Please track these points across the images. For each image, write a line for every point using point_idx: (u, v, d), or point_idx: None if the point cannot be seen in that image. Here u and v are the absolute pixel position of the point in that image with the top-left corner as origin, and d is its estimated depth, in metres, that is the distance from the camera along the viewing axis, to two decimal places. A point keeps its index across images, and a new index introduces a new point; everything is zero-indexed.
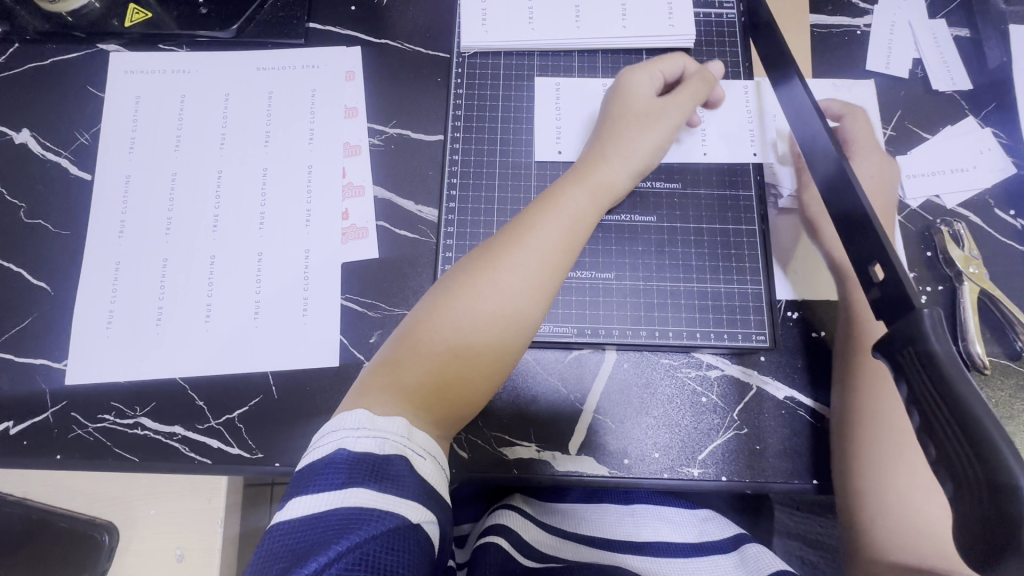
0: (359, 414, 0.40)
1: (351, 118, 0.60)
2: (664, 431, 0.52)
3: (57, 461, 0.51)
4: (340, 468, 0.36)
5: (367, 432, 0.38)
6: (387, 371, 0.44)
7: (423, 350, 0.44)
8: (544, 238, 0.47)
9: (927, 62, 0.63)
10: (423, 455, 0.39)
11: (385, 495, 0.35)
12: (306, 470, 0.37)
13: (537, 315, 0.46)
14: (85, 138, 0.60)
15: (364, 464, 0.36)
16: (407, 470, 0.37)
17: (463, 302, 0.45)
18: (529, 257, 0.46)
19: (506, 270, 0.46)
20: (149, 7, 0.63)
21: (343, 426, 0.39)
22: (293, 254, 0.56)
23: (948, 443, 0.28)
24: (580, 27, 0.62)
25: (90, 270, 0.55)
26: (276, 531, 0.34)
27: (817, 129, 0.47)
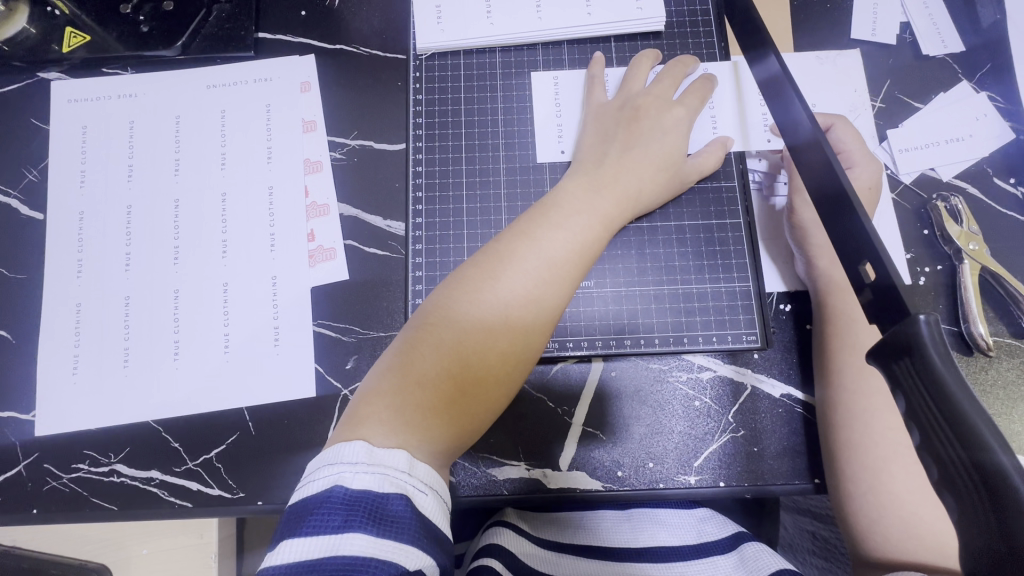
0: (357, 445, 0.37)
1: (310, 132, 0.57)
2: (658, 440, 0.50)
3: (34, 516, 0.50)
4: (337, 509, 0.34)
5: (366, 467, 0.36)
6: (384, 393, 0.41)
7: (424, 372, 0.41)
8: (553, 252, 0.45)
9: (915, 26, 0.59)
10: (426, 490, 0.37)
11: (384, 541, 0.33)
12: (300, 505, 0.35)
13: (541, 343, 0.44)
14: (34, 175, 0.57)
15: (363, 504, 0.34)
16: (408, 510, 0.35)
17: (468, 321, 0.43)
18: (541, 279, 0.44)
19: (519, 292, 0.43)
20: (88, 29, 0.59)
21: (340, 460, 0.36)
22: (259, 282, 0.54)
23: (949, 458, 0.26)
24: (542, 18, 0.58)
25: (50, 314, 0.53)
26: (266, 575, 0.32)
27: (794, 114, 0.44)
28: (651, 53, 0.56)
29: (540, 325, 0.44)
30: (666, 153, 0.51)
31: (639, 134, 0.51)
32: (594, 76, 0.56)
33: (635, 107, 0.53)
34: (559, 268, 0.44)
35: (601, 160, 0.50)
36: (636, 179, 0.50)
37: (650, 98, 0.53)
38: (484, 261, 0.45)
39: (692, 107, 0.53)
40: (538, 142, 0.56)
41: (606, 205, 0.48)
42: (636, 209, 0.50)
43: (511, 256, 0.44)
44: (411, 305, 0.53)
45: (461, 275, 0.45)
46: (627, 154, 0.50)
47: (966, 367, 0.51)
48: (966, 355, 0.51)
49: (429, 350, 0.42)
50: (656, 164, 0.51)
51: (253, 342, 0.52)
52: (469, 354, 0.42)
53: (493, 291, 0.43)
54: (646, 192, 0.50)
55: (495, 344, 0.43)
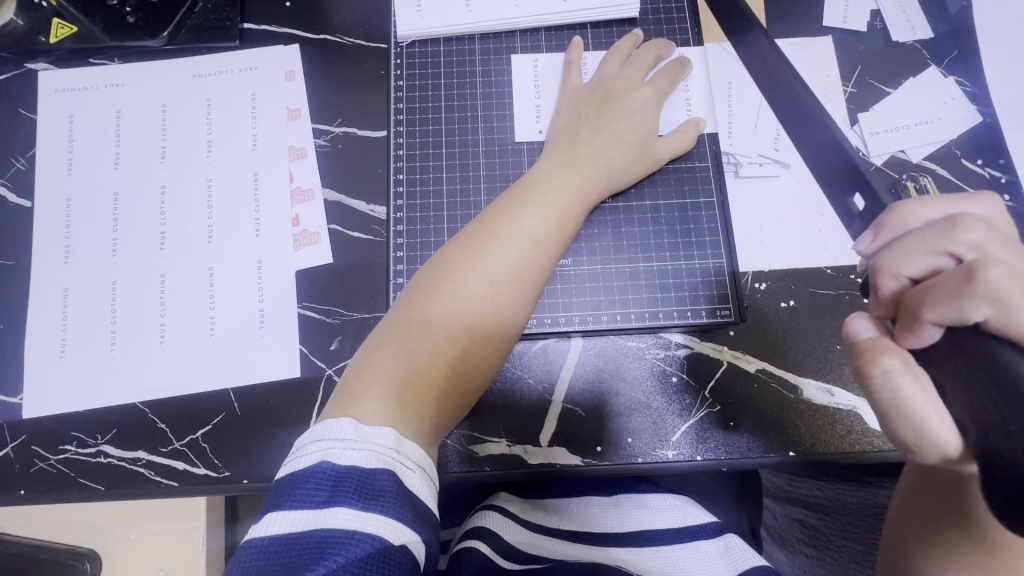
0: (345, 423, 0.38)
1: (294, 119, 0.58)
2: (637, 416, 0.51)
3: (21, 496, 0.50)
4: (323, 484, 0.35)
5: (353, 444, 0.37)
6: (372, 373, 0.41)
7: (413, 351, 0.42)
8: (534, 229, 0.46)
9: (886, 13, 0.60)
10: (413, 468, 0.38)
11: (368, 515, 0.34)
12: (286, 481, 0.36)
13: (524, 317, 0.46)
14: (22, 163, 0.58)
15: (349, 480, 0.35)
16: (394, 485, 0.36)
17: (452, 299, 0.44)
18: (523, 255, 0.45)
19: (502, 268, 0.44)
20: (75, 20, 0.60)
21: (328, 436, 0.37)
22: (244, 265, 0.54)
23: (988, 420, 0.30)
24: (521, 6, 0.59)
25: (37, 301, 0.54)
26: (250, 547, 0.33)
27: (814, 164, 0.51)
28: (628, 39, 0.58)
29: (523, 302, 0.45)
30: (637, 133, 0.53)
31: (611, 114, 0.52)
32: (571, 60, 0.58)
33: (607, 89, 0.54)
34: (540, 244, 0.46)
35: (574, 140, 0.52)
36: (610, 158, 0.51)
37: (621, 80, 0.55)
38: (467, 243, 0.46)
39: (662, 87, 0.55)
40: (516, 125, 0.57)
41: (582, 181, 0.49)
42: (612, 185, 0.52)
43: (494, 236, 0.45)
44: (393, 285, 0.54)
45: (443, 256, 0.46)
46: (601, 134, 0.51)
47: None
48: None
49: (416, 330, 0.43)
50: (630, 146, 0.52)
51: (239, 324, 0.53)
52: (454, 331, 0.43)
53: (476, 268, 0.44)
54: (619, 170, 0.52)
55: (479, 321, 0.44)
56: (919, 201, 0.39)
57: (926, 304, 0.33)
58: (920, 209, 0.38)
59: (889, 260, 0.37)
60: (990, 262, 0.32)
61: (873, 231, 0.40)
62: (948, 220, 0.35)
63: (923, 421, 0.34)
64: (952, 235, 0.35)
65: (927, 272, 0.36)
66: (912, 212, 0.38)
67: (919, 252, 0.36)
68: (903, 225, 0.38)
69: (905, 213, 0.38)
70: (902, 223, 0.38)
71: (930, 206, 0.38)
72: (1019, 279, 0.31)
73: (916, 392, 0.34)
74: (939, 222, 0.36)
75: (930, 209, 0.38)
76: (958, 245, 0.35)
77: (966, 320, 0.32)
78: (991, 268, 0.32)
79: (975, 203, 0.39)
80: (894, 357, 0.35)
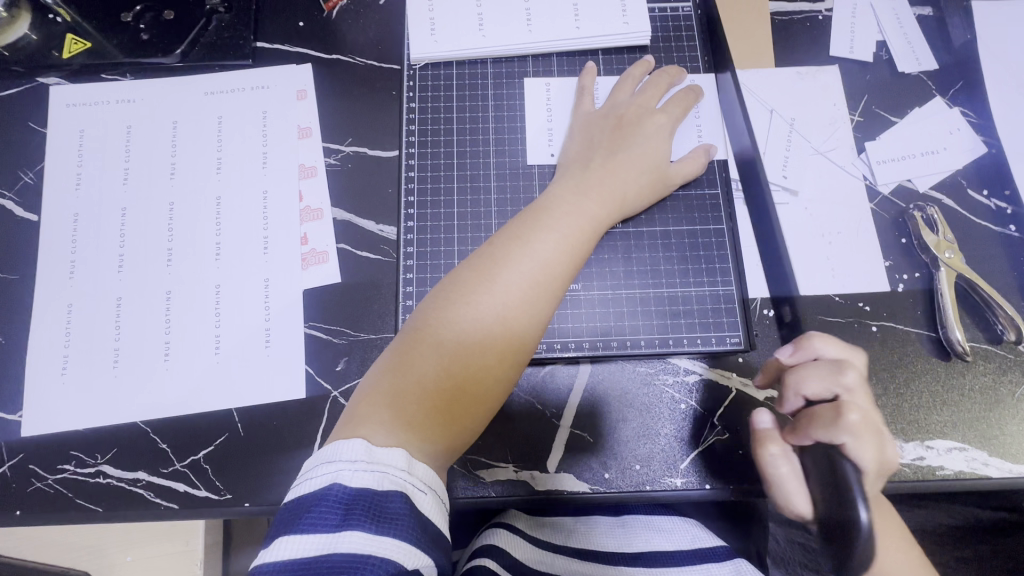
0: (356, 444, 0.37)
1: (305, 138, 0.58)
2: (645, 442, 0.50)
3: (16, 517, 0.49)
4: (336, 507, 0.34)
5: (365, 466, 0.36)
6: (383, 394, 0.41)
7: (424, 374, 0.42)
8: (548, 253, 0.46)
9: (892, 45, 0.61)
10: (424, 489, 0.38)
11: (382, 538, 0.34)
12: (296, 503, 0.35)
13: (537, 342, 0.46)
14: (30, 177, 0.58)
15: (362, 503, 0.34)
16: (407, 507, 0.36)
17: (464, 322, 0.43)
18: (536, 279, 0.45)
19: (515, 293, 0.44)
20: (89, 36, 0.61)
21: (340, 458, 0.36)
22: (251, 283, 0.54)
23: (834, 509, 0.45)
24: (532, 31, 0.60)
25: (41, 316, 0.53)
26: (261, 572, 0.33)
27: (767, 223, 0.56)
28: (640, 66, 0.58)
29: (536, 326, 0.45)
30: (649, 158, 0.53)
31: (624, 141, 0.53)
32: (585, 86, 0.58)
33: (619, 116, 0.55)
34: (553, 269, 0.46)
35: (588, 165, 0.52)
36: (623, 183, 0.51)
37: (636, 108, 0.55)
38: (480, 264, 0.46)
39: (674, 116, 0.55)
40: (528, 147, 0.58)
41: (595, 206, 0.49)
42: (625, 209, 0.52)
43: (507, 259, 0.45)
44: (402, 307, 0.54)
45: (456, 277, 0.46)
46: (614, 159, 0.52)
47: (947, 372, 0.52)
48: (943, 360, 0.52)
49: (428, 352, 0.43)
50: (642, 171, 0.52)
51: (245, 343, 0.52)
52: (465, 355, 0.43)
53: (489, 291, 0.44)
54: (632, 195, 0.52)
55: (491, 345, 0.43)
56: (829, 340, 0.49)
57: (812, 426, 0.47)
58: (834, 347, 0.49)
59: (793, 380, 0.48)
60: (851, 410, 0.46)
61: (791, 347, 0.50)
62: (836, 363, 0.48)
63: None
64: (840, 377, 0.47)
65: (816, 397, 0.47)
66: (819, 344, 0.49)
67: (820, 380, 0.47)
68: (811, 353, 0.49)
69: (814, 346, 0.49)
70: (809, 353, 0.49)
71: (830, 344, 0.49)
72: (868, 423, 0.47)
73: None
74: (833, 363, 0.48)
75: (833, 346, 0.49)
76: (841, 386, 0.47)
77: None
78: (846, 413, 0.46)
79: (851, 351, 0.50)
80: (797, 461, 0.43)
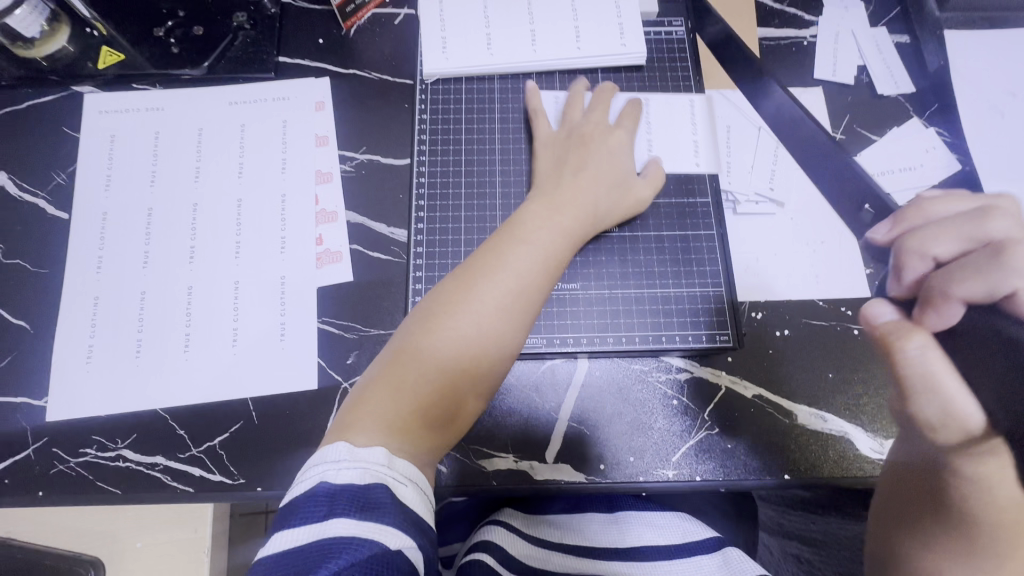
0: (341, 446, 0.40)
1: (322, 146, 0.62)
2: (639, 435, 0.53)
3: (38, 498, 0.52)
4: (319, 501, 0.37)
5: (347, 464, 0.39)
6: (369, 400, 0.44)
7: (407, 380, 0.45)
8: (523, 266, 0.49)
9: (872, 68, 0.66)
10: (406, 482, 0.40)
11: (366, 522, 0.36)
12: (289, 505, 0.38)
13: (514, 349, 0.49)
14: (62, 178, 0.61)
15: (344, 495, 0.37)
16: (388, 497, 0.38)
17: (445, 331, 0.46)
18: (511, 290, 0.48)
19: (491, 302, 0.47)
20: (123, 49, 0.65)
21: (324, 460, 0.39)
22: (267, 280, 0.57)
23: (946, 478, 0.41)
24: (536, 51, 0.64)
25: (69, 308, 0.56)
26: (257, 566, 0.35)
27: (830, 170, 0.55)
28: (606, 86, 0.62)
29: (513, 334, 0.48)
30: (616, 171, 0.57)
31: (589, 156, 0.57)
32: (575, 93, 0.62)
33: (581, 135, 0.59)
34: (528, 280, 0.49)
35: (558, 181, 0.56)
36: (591, 197, 0.55)
37: (592, 126, 0.59)
38: (461, 278, 0.49)
39: (629, 128, 0.60)
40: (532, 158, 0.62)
41: (568, 221, 0.53)
42: (596, 220, 0.55)
43: (485, 273, 0.49)
44: (411, 303, 0.57)
45: (437, 290, 0.49)
46: (579, 175, 0.56)
47: None
48: None
49: (412, 361, 0.45)
50: (609, 186, 0.56)
51: (261, 335, 0.56)
52: (445, 363, 0.46)
53: (467, 302, 0.47)
54: (602, 207, 0.55)
55: (470, 354, 0.46)
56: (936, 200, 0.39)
57: (955, 281, 0.33)
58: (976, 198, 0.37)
59: (920, 244, 0.37)
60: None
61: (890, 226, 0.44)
62: (977, 210, 0.35)
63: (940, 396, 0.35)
64: (980, 223, 0.34)
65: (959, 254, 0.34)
66: (934, 207, 0.38)
67: (953, 237, 0.35)
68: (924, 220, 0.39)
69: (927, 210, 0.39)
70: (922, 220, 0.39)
71: (953, 202, 0.38)
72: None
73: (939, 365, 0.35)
74: (962, 216, 0.36)
75: (951, 205, 0.38)
76: (985, 233, 0.33)
77: (993, 296, 0.31)
78: (1017, 252, 0.31)
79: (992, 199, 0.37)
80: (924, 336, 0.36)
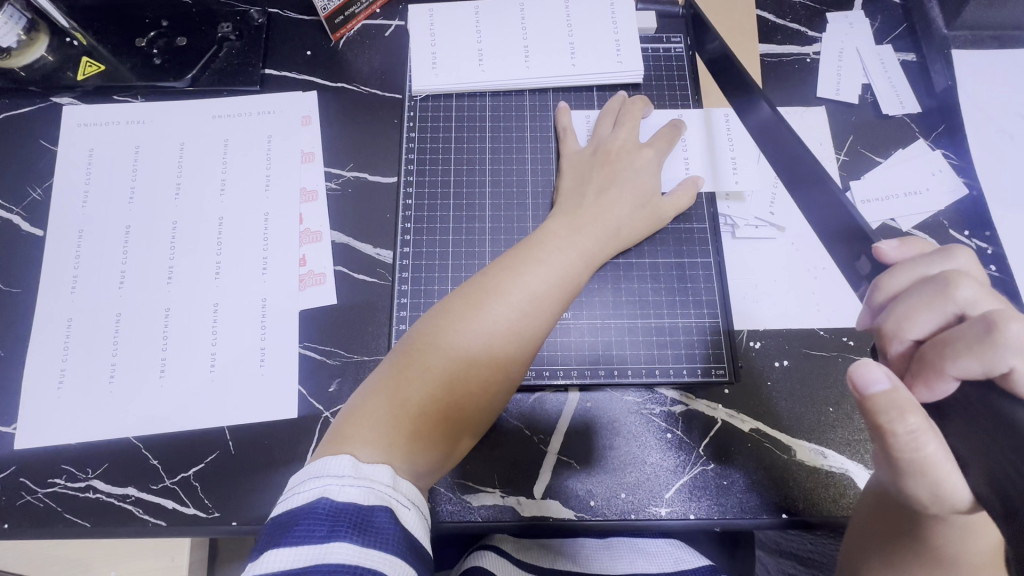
0: (344, 460, 0.38)
1: (308, 163, 0.60)
2: (632, 470, 0.51)
3: (4, 530, 0.50)
4: (321, 520, 0.35)
5: (351, 481, 0.37)
6: (369, 414, 0.42)
7: (411, 397, 0.43)
8: (538, 286, 0.47)
9: (876, 88, 0.64)
10: (409, 505, 0.38)
11: (368, 550, 0.34)
12: (283, 518, 0.36)
13: (521, 373, 0.47)
14: (38, 194, 0.59)
15: (347, 515, 0.35)
16: (393, 522, 0.36)
17: (455, 349, 0.44)
18: (525, 310, 0.46)
19: (503, 323, 0.45)
20: (104, 60, 0.63)
21: (326, 473, 0.37)
22: (248, 302, 0.55)
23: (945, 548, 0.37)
24: (530, 66, 0.62)
25: (41, 329, 0.54)
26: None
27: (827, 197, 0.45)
28: (616, 99, 0.61)
29: (522, 358, 0.46)
30: (641, 191, 0.55)
31: (615, 175, 0.55)
32: (615, 109, 0.60)
33: (606, 152, 0.57)
34: (543, 302, 0.47)
35: (582, 202, 0.54)
36: (615, 218, 0.53)
37: (620, 142, 0.57)
38: (472, 293, 0.47)
39: (660, 148, 0.58)
40: (529, 179, 0.60)
41: (587, 243, 0.51)
42: (620, 241, 0.53)
43: (496, 289, 0.47)
44: (396, 330, 0.55)
45: (447, 302, 0.47)
46: (604, 195, 0.54)
47: None
48: None
49: (417, 377, 0.43)
50: (635, 206, 0.54)
51: (239, 360, 0.53)
52: (452, 379, 0.44)
53: (480, 319, 0.45)
54: (626, 228, 0.54)
55: (477, 373, 0.44)
56: (895, 268, 0.40)
57: (953, 356, 0.34)
58: (936, 258, 0.39)
59: (894, 326, 0.39)
60: (1010, 316, 0.33)
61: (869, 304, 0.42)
62: (939, 282, 0.37)
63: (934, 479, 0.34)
64: (949, 294, 0.37)
65: (939, 332, 0.37)
66: (895, 279, 0.39)
67: (927, 312, 0.37)
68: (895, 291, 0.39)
69: (888, 285, 0.40)
70: (890, 293, 0.40)
71: (909, 271, 0.39)
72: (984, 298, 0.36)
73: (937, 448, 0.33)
74: (929, 282, 0.38)
75: (914, 271, 0.39)
76: (957, 302, 0.36)
77: (988, 373, 0.33)
78: (1006, 328, 0.32)
79: (949, 257, 0.39)
80: (918, 414, 0.33)
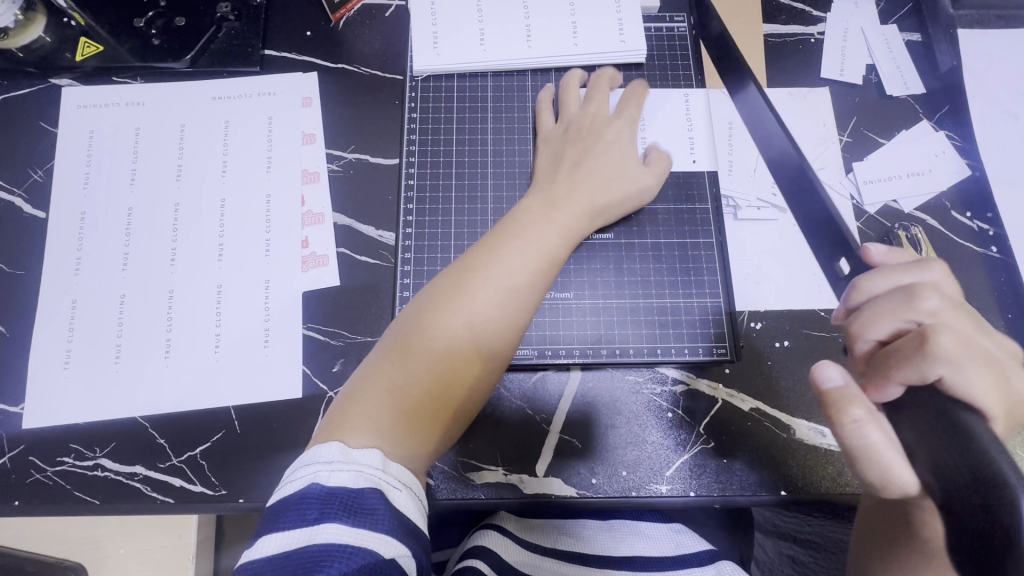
0: (334, 446, 0.38)
1: (309, 144, 0.60)
2: (632, 449, 0.51)
3: (15, 508, 0.50)
4: (312, 504, 0.35)
5: (341, 466, 0.37)
6: (357, 404, 0.42)
7: (398, 382, 0.43)
8: (519, 265, 0.48)
9: (881, 68, 0.63)
10: (400, 487, 0.38)
11: (359, 530, 0.34)
12: (278, 504, 0.36)
13: (510, 351, 0.47)
14: (40, 175, 0.59)
15: (337, 500, 0.35)
16: (383, 503, 0.36)
17: (438, 334, 0.45)
18: (505, 289, 0.46)
19: (485, 303, 0.46)
20: (102, 40, 0.62)
21: (316, 460, 0.37)
22: (251, 284, 0.55)
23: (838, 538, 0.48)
24: (532, 45, 0.62)
25: (45, 311, 0.55)
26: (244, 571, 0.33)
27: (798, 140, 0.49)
28: (602, 74, 0.60)
29: (507, 335, 0.46)
30: (616, 167, 0.54)
31: (589, 151, 0.55)
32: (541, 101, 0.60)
33: (578, 129, 0.56)
34: (523, 278, 0.47)
35: (556, 179, 0.54)
36: (595, 195, 0.53)
37: (591, 117, 0.57)
38: (453, 278, 0.47)
39: (632, 120, 0.57)
40: (532, 160, 0.60)
41: (568, 220, 0.51)
42: (598, 216, 0.54)
43: (478, 270, 0.47)
44: (399, 311, 0.55)
45: (426, 289, 0.48)
46: (582, 169, 0.54)
47: None
48: None
49: (404, 364, 0.43)
50: (608, 181, 0.54)
51: (243, 341, 0.54)
52: (443, 361, 0.44)
53: (463, 302, 0.45)
54: (604, 202, 0.53)
55: (461, 353, 0.45)
56: (875, 271, 0.41)
57: (897, 363, 0.37)
58: (915, 268, 0.40)
59: (858, 325, 0.40)
60: (941, 330, 0.37)
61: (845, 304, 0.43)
62: (905, 291, 0.39)
63: (887, 464, 0.36)
64: (912, 303, 0.38)
65: (895, 335, 0.39)
66: (875, 281, 0.40)
67: (884, 319, 0.39)
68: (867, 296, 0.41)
69: (866, 287, 0.41)
70: (865, 296, 0.41)
71: (889, 275, 0.40)
72: (965, 346, 0.36)
73: (881, 437, 0.36)
74: (898, 290, 0.39)
75: (891, 276, 0.40)
76: (918, 312, 0.38)
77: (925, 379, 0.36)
78: (938, 339, 0.36)
79: (926, 268, 0.40)
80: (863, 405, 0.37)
